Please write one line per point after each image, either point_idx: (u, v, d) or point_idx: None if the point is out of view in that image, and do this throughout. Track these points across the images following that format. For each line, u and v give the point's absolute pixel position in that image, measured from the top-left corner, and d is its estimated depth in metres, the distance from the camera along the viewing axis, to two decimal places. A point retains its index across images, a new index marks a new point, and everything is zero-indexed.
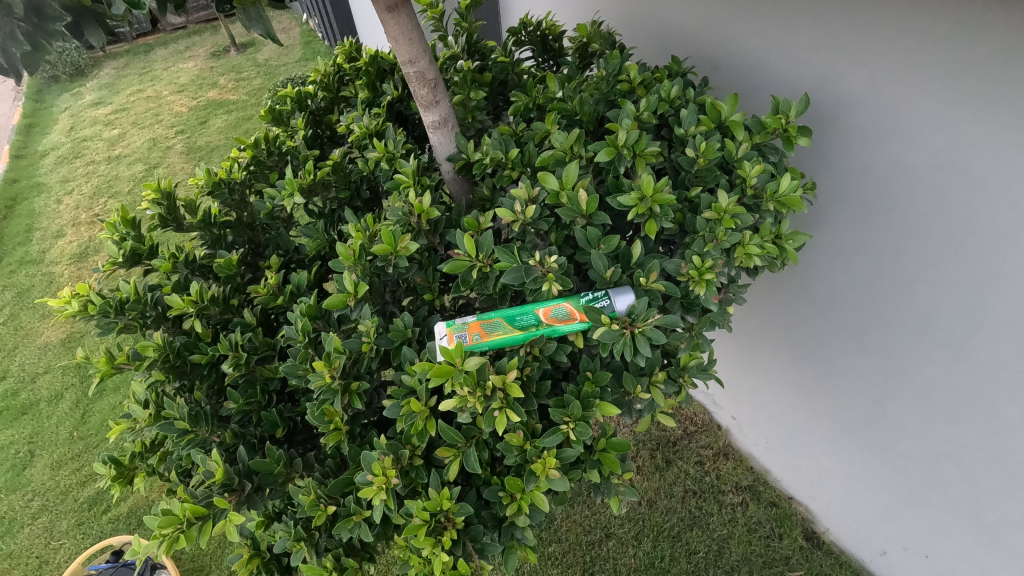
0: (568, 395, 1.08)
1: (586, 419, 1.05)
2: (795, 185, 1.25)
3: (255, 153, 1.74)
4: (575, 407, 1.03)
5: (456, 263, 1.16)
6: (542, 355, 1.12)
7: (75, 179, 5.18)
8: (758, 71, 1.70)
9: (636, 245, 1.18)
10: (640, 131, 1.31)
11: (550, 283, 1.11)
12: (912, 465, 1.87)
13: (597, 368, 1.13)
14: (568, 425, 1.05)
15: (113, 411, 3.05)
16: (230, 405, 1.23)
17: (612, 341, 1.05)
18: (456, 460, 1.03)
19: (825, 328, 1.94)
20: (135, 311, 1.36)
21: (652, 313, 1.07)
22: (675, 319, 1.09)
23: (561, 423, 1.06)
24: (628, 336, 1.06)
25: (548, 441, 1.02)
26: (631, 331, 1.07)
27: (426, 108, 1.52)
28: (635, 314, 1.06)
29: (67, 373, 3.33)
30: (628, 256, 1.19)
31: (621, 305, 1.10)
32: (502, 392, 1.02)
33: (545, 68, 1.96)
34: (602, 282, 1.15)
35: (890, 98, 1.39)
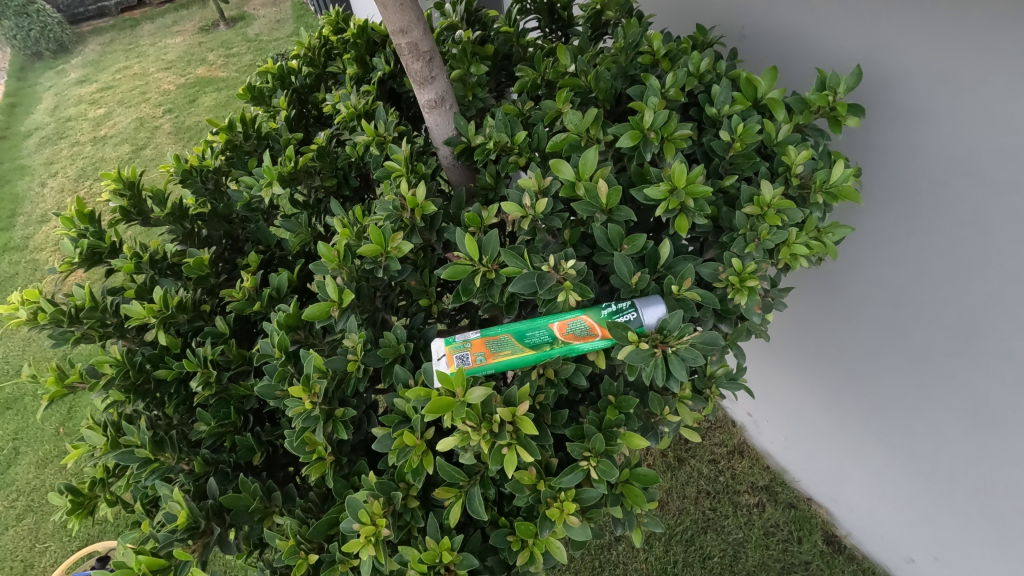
0: (588, 425, 0.93)
1: (610, 455, 0.90)
2: (848, 173, 1.08)
3: (229, 137, 1.56)
4: (598, 441, 0.88)
5: (456, 268, 1.00)
6: (558, 379, 0.96)
7: (59, 161, 4.97)
8: (793, 40, 1.51)
9: (666, 245, 1.01)
10: (668, 111, 1.13)
11: (568, 293, 0.95)
12: (948, 474, 1.71)
13: (620, 391, 0.98)
14: (589, 461, 0.90)
15: None
16: (200, 428, 1.09)
17: (641, 363, 0.89)
18: (457, 502, 0.89)
19: (857, 323, 1.76)
20: (92, 320, 1.20)
21: (688, 328, 0.91)
22: (715, 336, 0.91)
23: (581, 459, 0.91)
24: (660, 357, 0.90)
25: (566, 482, 0.87)
26: (664, 350, 0.91)
27: (420, 85, 1.34)
28: (665, 329, 0.91)
29: None
30: (656, 257, 1.03)
31: (650, 320, 0.94)
32: (512, 426, 0.86)
33: (553, 39, 1.76)
34: (627, 290, 0.99)
35: (949, 72, 1.21)
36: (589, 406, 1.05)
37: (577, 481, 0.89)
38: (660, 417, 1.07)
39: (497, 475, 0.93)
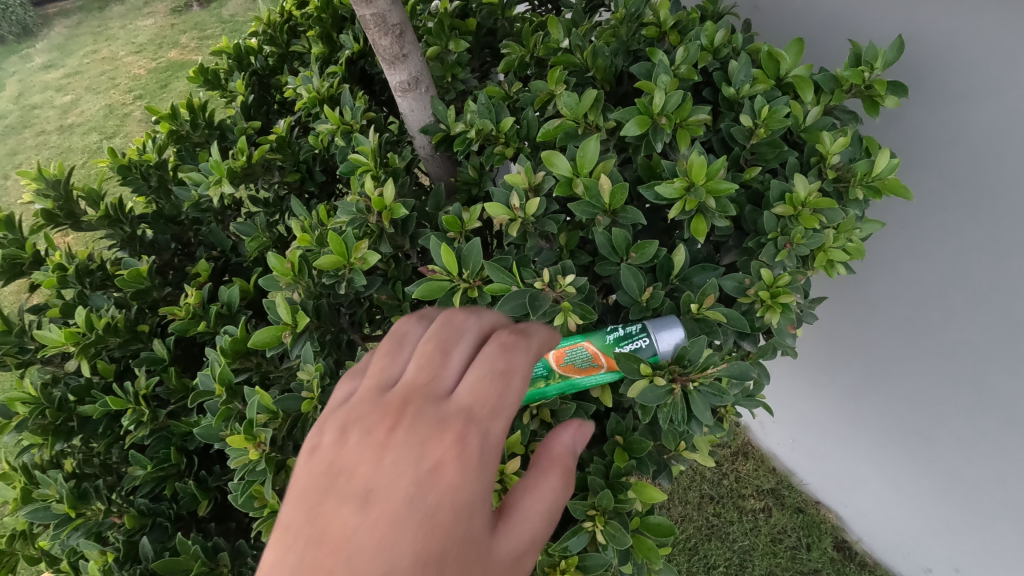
0: (592, 475, 0.76)
1: (621, 514, 0.74)
2: (894, 165, 0.92)
3: (174, 127, 1.36)
4: (605, 499, 0.71)
5: (430, 286, 0.83)
6: (556, 421, 0.81)
7: (24, 151, 4.71)
8: (812, 9, 1.32)
9: (681, 252, 0.85)
10: (681, 92, 0.96)
11: (566, 315, 0.79)
12: (977, 488, 1.55)
13: (629, 429, 0.81)
14: (595, 522, 0.74)
15: None
16: (134, 474, 0.92)
17: (656, 404, 0.73)
18: None
19: (876, 325, 1.58)
20: (9, 344, 1.03)
21: (714, 359, 0.74)
22: (746, 367, 0.74)
23: (584, 519, 0.74)
24: (678, 396, 0.74)
25: (571, 546, 0.73)
26: (682, 386, 0.75)
27: (390, 65, 1.15)
28: (686, 357, 0.74)
29: None
30: (669, 268, 0.86)
31: (667, 344, 0.77)
32: None
33: (542, 12, 1.57)
34: (637, 309, 0.83)
35: (1000, 43, 1.03)
36: (590, 448, 0.88)
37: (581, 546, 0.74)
38: (675, 453, 0.92)
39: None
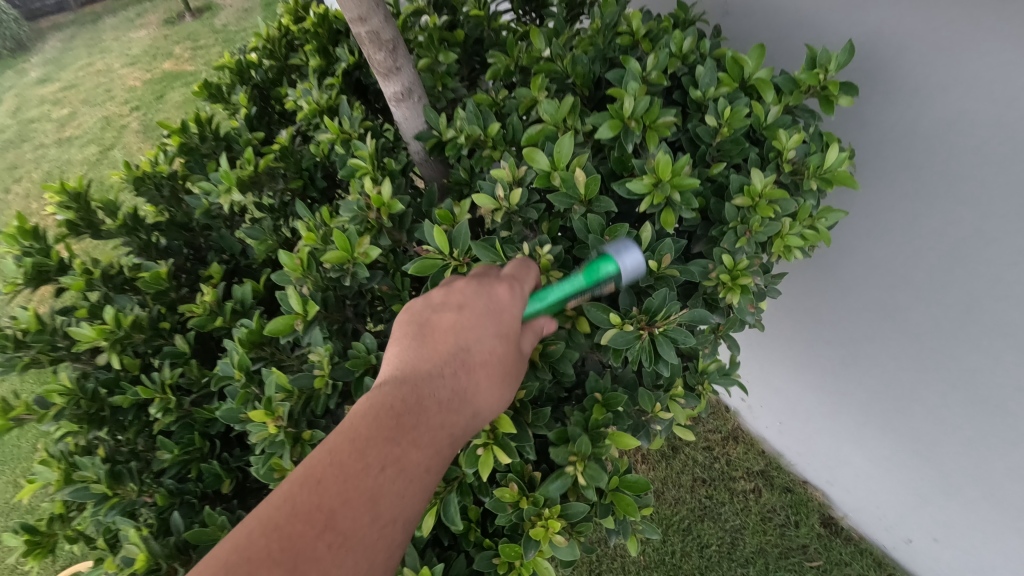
0: (572, 427, 0.86)
1: (598, 459, 0.84)
2: (843, 157, 1.02)
3: (184, 139, 1.46)
4: (583, 446, 0.82)
5: (425, 263, 0.93)
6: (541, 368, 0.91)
7: (23, 166, 4.77)
8: (777, 15, 1.41)
9: (648, 231, 0.94)
10: (650, 95, 1.05)
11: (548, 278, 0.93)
12: (948, 457, 1.65)
13: (608, 388, 0.91)
14: (575, 467, 0.84)
15: None
16: (163, 457, 1.02)
17: (626, 346, 0.87)
18: (433, 511, 0.85)
19: (850, 307, 1.68)
20: (41, 344, 1.12)
21: (675, 307, 0.88)
22: (703, 313, 0.89)
23: (566, 464, 0.85)
24: (646, 339, 0.88)
25: (551, 490, 0.82)
26: (649, 332, 0.89)
27: (385, 76, 1.24)
28: (651, 309, 0.87)
29: None
30: (639, 244, 0.96)
31: (619, 262, 0.82)
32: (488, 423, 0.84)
33: (527, 20, 1.67)
34: (609, 278, 0.94)
35: (945, 43, 1.12)
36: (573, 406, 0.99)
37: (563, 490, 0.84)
38: (651, 415, 1.01)
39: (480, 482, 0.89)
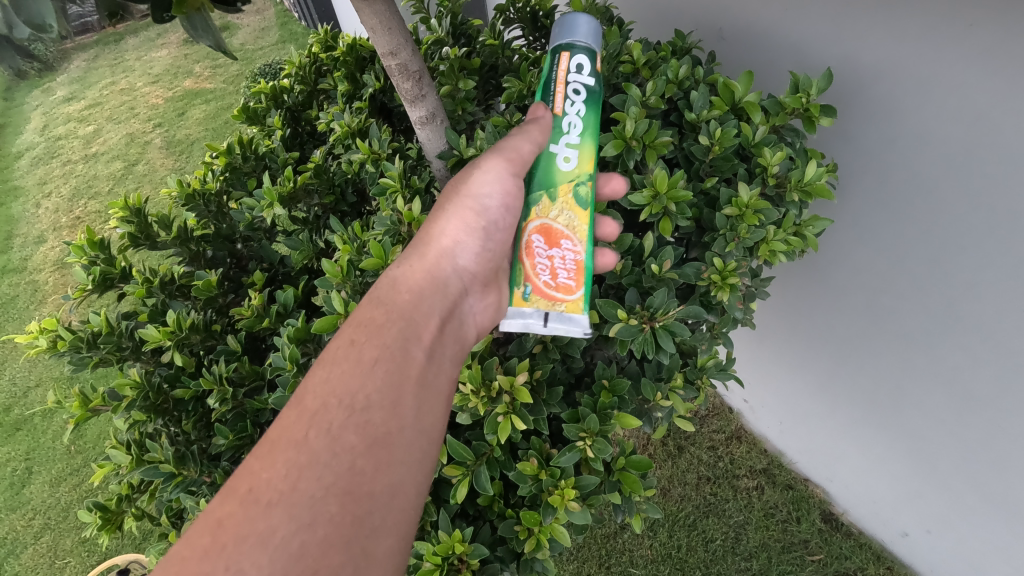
0: (583, 408, 1.00)
1: (605, 435, 0.98)
2: (821, 172, 1.15)
3: (229, 160, 1.61)
4: (592, 423, 0.95)
5: None
6: (554, 347, 1.09)
7: (53, 181, 4.97)
8: (766, 42, 1.54)
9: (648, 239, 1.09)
10: (649, 119, 1.19)
11: None
12: (937, 451, 1.75)
13: (613, 375, 1.06)
14: (585, 442, 0.98)
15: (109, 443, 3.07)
16: (219, 442, 1.14)
17: (630, 338, 1.01)
18: (464, 480, 0.98)
19: (842, 310, 1.80)
20: (110, 344, 1.26)
21: (673, 304, 1.01)
22: (699, 310, 1.02)
23: (577, 439, 0.99)
24: (648, 333, 1.01)
25: (563, 460, 0.96)
26: (651, 326, 1.02)
27: (411, 103, 1.38)
28: (653, 309, 1.01)
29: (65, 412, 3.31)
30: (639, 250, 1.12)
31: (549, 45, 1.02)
32: (508, 396, 1.01)
33: (537, 46, 1.86)
34: (614, 277, 1.10)
35: (914, 71, 1.24)
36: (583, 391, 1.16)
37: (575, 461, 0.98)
38: (653, 403, 1.13)
39: (502, 459, 1.02)
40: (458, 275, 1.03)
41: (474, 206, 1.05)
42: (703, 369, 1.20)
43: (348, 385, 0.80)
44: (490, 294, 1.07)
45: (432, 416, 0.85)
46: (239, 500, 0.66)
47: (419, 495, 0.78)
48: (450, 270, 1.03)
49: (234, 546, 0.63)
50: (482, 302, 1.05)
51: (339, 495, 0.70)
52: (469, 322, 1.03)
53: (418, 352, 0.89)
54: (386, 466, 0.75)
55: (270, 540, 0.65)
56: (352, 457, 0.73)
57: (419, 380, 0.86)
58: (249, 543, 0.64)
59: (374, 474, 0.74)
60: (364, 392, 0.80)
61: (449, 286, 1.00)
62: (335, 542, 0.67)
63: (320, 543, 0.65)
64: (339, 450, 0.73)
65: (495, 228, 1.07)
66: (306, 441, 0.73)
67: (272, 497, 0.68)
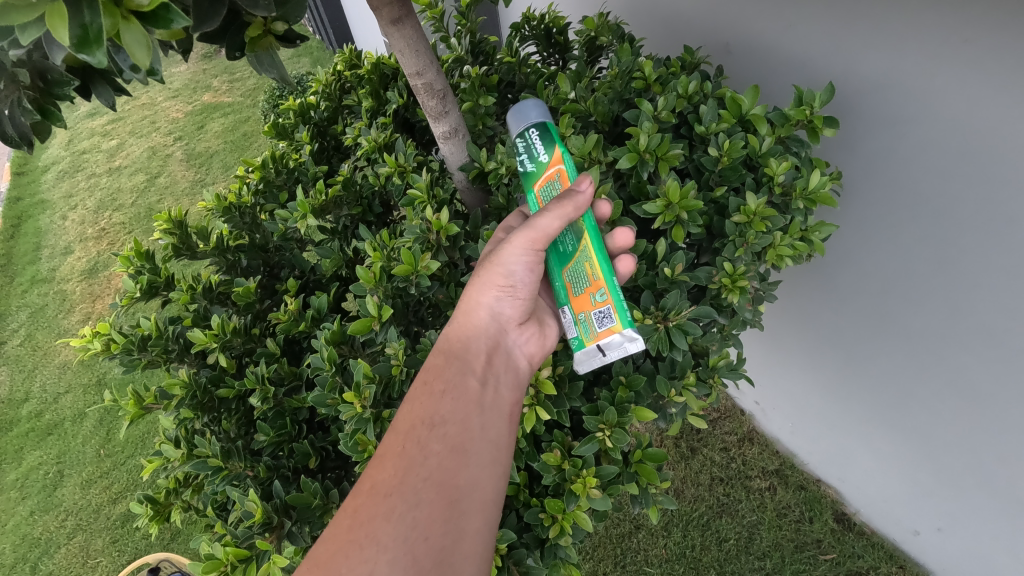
0: (601, 402, 1.08)
1: (622, 426, 1.05)
2: (825, 181, 1.22)
3: (263, 174, 1.72)
4: (610, 415, 1.02)
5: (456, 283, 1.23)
6: None
7: (78, 194, 5.12)
8: (772, 56, 1.61)
9: (661, 244, 1.16)
10: (661, 132, 1.26)
11: None
12: (946, 449, 1.79)
13: (630, 372, 1.13)
14: (604, 432, 1.05)
15: (139, 446, 3.18)
16: (261, 438, 1.23)
17: (645, 336, 1.08)
18: None
19: (850, 313, 1.85)
20: (158, 347, 1.36)
21: (685, 304, 1.08)
22: (709, 309, 1.09)
23: (597, 430, 1.06)
24: (662, 331, 1.09)
25: (583, 450, 1.03)
26: (665, 325, 1.10)
27: (435, 119, 1.46)
28: (666, 309, 1.08)
29: (95, 416, 3.43)
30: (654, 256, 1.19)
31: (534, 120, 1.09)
32: (535, 389, 1.12)
33: (551, 62, 1.94)
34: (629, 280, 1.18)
35: (914, 84, 1.31)
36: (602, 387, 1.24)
37: (594, 450, 1.05)
38: (667, 399, 1.20)
39: (528, 450, 1.11)
40: (494, 320, 1.08)
41: (502, 272, 1.07)
42: (714, 369, 1.27)
43: (426, 408, 0.93)
44: (527, 327, 1.13)
45: (496, 429, 0.97)
46: (365, 494, 0.83)
47: (494, 487, 0.92)
48: (486, 316, 1.08)
49: (367, 522, 0.80)
50: (523, 335, 1.12)
51: (434, 484, 0.85)
52: (517, 353, 1.10)
53: (473, 381, 1.00)
54: (466, 465, 0.90)
55: (391, 515, 0.80)
56: (439, 459, 0.88)
57: (479, 399, 0.98)
58: (376, 520, 0.80)
59: (457, 470, 0.89)
60: (439, 412, 0.94)
61: (492, 326, 1.08)
62: (437, 517, 0.82)
63: (426, 519, 0.81)
64: (428, 455, 0.88)
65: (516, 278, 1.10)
66: (404, 451, 0.88)
67: (388, 488, 0.83)
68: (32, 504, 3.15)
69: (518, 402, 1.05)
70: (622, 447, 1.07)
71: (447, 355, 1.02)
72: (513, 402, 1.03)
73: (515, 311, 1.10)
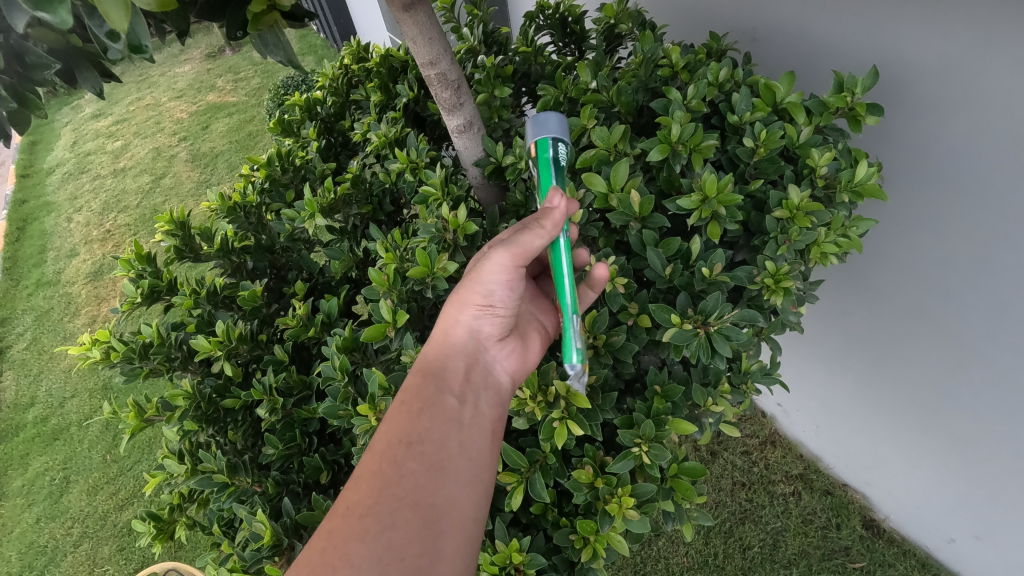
0: (637, 414, 0.99)
1: (660, 440, 0.96)
2: (872, 172, 1.13)
3: (269, 172, 1.65)
4: (648, 430, 0.94)
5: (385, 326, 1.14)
6: (607, 349, 1.07)
7: (83, 196, 5.08)
8: (803, 41, 1.51)
9: (696, 242, 1.07)
10: (694, 122, 1.18)
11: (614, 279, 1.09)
12: (987, 454, 1.69)
13: (666, 381, 1.04)
14: (640, 448, 0.97)
15: (146, 451, 3.13)
16: (269, 452, 1.15)
17: (684, 342, 0.99)
18: (519, 487, 1.00)
19: (882, 313, 1.76)
20: (161, 355, 1.29)
21: (728, 308, 1.00)
22: (754, 313, 1.01)
23: (632, 445, 0.97)
24: (703, 336, 1.00)
25: (618, 467, 0.95)
26: (706, 330, 1.01)
27: (449, 112, 1.38)
28: (707, 312, 0.99)
29: (102, 419, 3.38)
30: (689, 255, 1.10)
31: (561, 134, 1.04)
32: (564, 401, 1.03)
33: (567, 52, 1.85)
34: (662, 281, 1.07)
35: (962, 67, 1.21)
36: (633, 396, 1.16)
37: (630, 467, 0.96)
38: (704, 409, 1.12)
39: (556, 466, 1.03)
40: (472, 336, 1.02)
41: (480, 290, 1.01)
42: (748, 373, 1.20)
43: (403, 426, 0.86)
44: (508, 341, 1.06)
45: (478, 447, 0.90)
46: (341, 514, 0.76)
47: (477, 506, 0.83)
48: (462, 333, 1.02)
49: (341, 545, 0.72)
50: (504, 351, 1.05)
51: (412, 504, 0.77)
52: (498, 370, 1.03)
53: (453, 398, 0.93)
54: (447, 483, 0.82)
55: (366, 536, 0.73)
56: (416, 478, 0.80)
57: (459, 419, 0.91)
58: (351, 542, 0.72)
59: (438, 488, 0.81)
60: (419, 429, 0.86)
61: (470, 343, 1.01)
62: (413, 538, 0.74)
63: (402, 540, 0.73)
64: (405, 473, 0.80)
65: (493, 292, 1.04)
66: (380, 470, 0.80)
67: (363, 509, 0.76)
68: (38, 510, 3.10)
69: (501, 421, 0.97)
70: (659, 463, 0.98)
71: (424, 372, 0.95)
72: (495, 420, 0.96)
73: (491, 326, 1.04)
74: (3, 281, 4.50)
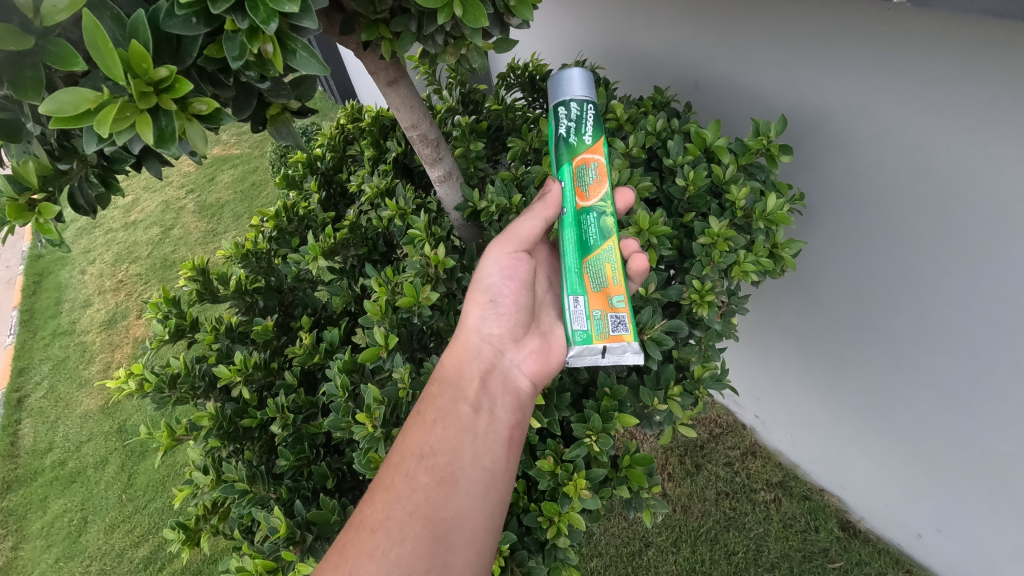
0: (588, 411, 1.21)
1: (607, 431, 1.17)
2: (781, 202, 1.35)
3: (277, 223, 1.89)
4: (595, 422, 1.16)
5: (371, 350, 1.33)
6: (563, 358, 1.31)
7: (95, 248, 5.32)
8: (732, 93, 1.76)
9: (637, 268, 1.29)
10: (631, 168, 1.41)
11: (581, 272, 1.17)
12: (933, 449, 1.84)
13: (614, 383, 1.26)
14: (591, 438, 1.18)
15: (160, 489, 3.28)
16: (282, 463, 1.34)
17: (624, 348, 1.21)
18: None
19: (826, 323, 1.95)
20: (187, 384, 1.50)
21: (658, 319, 1.24)
22: (680, 323, 1.24)
23: (584, 436, 1.19)
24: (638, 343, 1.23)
25: (573, 454, 1.16)
26: (641, 337, 1.24)
27: (431, 165, 1.60)
28: (642, 323, 1.24)
29: (115, 459, 3.53)
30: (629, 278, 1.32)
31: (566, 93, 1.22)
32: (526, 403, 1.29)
33: (536, 105, 2.11)
34: None
35: (857, 110, 1.43)
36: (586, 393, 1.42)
37: (584, 455, 1.17)
38: (652, 407, 1.30)
39: (525, 459, 1.25)
40: (486, 341, 1.26)
41: (484, 292, 1.27)
42: (699, 379, 1.35)
43: (419, 441, 1.07)
44: (525, 344, 1.29)
45: (487, 455, 1.09)
46: (355, 530, 0.95)
47: (484, 517, 1.03)
48: (478, 339, 1.25)
49: (352, 561, 0.90)
50: (521, 353, 1.27)
51: (420, 519, 0.96)
52: (515, 372, 1.24)
53: (466, 407, 1.14)
54: (454, 497, 1.01)
55: (376, 553, 0.91)
56: (426, 492, 1.00)
57: (470, 427, 1.12)
58: (362, 557, 0.91)
59: (444, 502, 1.00)
60: (429, 443, 1.07)
61: (482, 352, 1.24)
62: (421, 553, 0.93)
63: (409, 555, 0.92)
64: (415, 488, 1.00)
65: (502, 297, 1.28)
66: (393, 485, 1.00)
67: (374, 524, 0.95)
68: (57, 551, 3.23)
69: (515, 426, 1.17)
70: (609, 451, 1.19)
71: (441, 383, 1.18)
72: (508, 426, 1.16)
73: (501, 329, 1.27)
74: (21, 333, 4.72)
